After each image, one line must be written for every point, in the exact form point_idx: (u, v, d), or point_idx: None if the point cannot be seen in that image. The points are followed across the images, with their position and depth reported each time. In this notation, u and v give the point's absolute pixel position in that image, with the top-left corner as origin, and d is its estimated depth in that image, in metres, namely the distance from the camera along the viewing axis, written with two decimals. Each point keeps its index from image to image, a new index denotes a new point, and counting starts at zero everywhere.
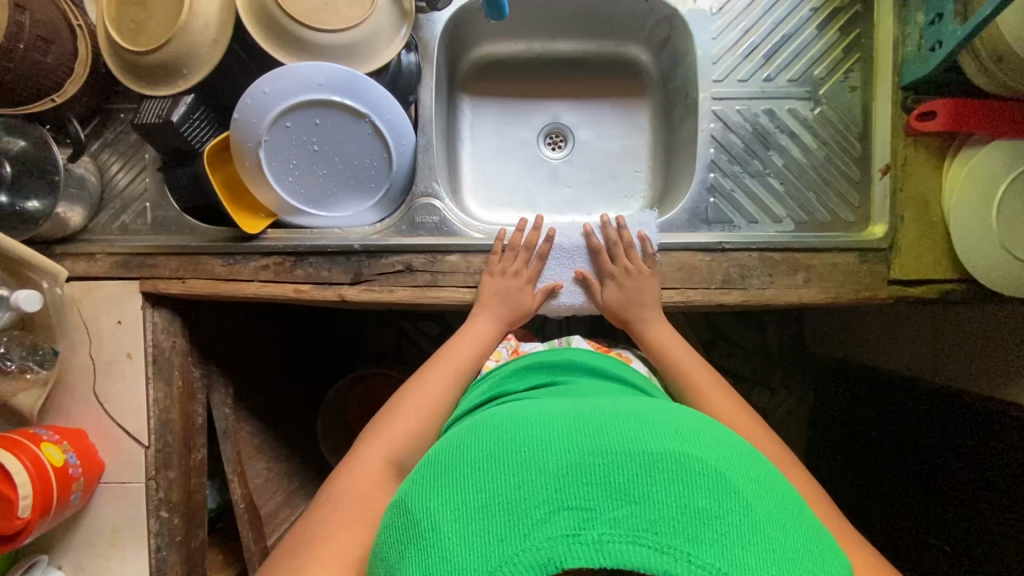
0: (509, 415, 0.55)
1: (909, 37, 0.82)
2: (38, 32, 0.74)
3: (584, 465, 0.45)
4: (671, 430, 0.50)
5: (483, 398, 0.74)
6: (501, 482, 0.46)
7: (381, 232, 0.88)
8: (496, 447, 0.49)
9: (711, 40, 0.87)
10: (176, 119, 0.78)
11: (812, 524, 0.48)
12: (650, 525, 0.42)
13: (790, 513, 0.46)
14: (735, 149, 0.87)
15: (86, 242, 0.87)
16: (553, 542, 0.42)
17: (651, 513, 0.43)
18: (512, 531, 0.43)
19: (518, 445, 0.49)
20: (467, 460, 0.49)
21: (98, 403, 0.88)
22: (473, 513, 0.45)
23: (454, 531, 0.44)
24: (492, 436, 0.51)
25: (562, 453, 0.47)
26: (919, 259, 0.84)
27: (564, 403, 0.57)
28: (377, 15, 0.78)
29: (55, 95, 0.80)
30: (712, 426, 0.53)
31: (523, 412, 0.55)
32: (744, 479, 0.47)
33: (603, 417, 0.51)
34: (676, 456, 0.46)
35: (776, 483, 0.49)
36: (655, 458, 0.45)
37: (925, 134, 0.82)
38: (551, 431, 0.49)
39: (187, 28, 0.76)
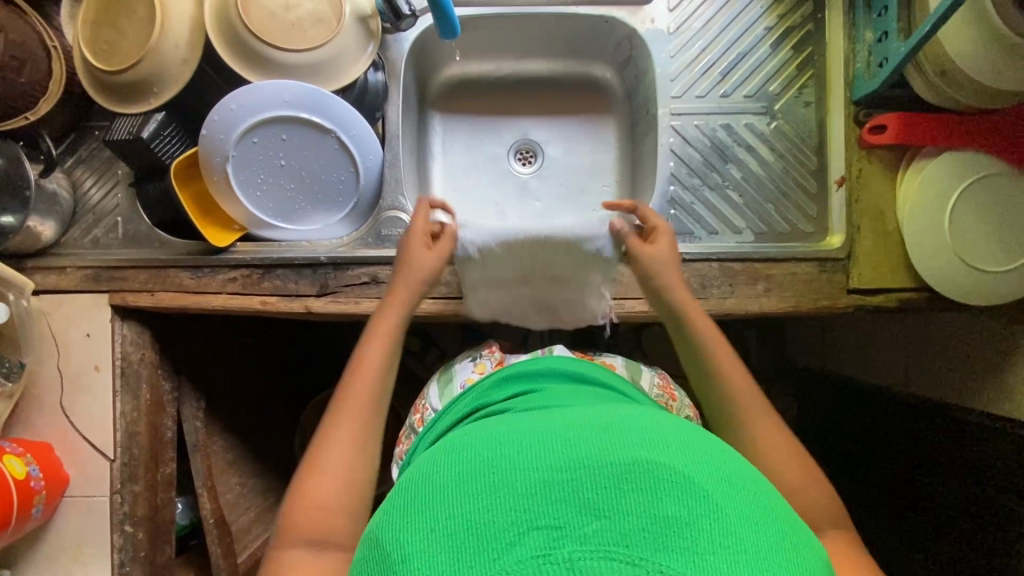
0: (481, 435, 0.53)
1: (858, 54, 0.85)
2: (11, 53, 0.77)
3: (551, 482, 0.44)
4: (640, 437, 0.48)
5: (465, 411, 0.74)
6: (469, 506, 0.44)
7: (348, 245, 0.89)
8: (464, 469, 0.48)
9: (669, 59, 0.90)
10: (146, 135, 0.80)
11: (789, 521, 0.46)
12: (621, 538, 0.40)
13: (765, 512, 0.45)
14: (694, 163, 0.89)
15: (58, 256, 0.88)
16: (523, 565, 0.39)
17: (622, 526, 0.41)
18: (480, 556, 0.40)
19: (486, 467, 0.47)
20: (435, 486, 0.47)
21: (64, 416, 0.88)
22: (441, 541, 0.42)
23: (422, 562, 0.42)
24: (460, 459, 0.50)
25: (529, 472, 0.45)
26: (876, 268, 0.86)
27: (536, 418, 0.56)
28: (342, 35, 0.81)
29: (28, 113, 0.82)
30: (682, 430, 0.52)
31: (493, 431, 0.53)
32: (716, 482, 0.45)
33: (571, 431, 0.50)
34: (645, 465, 0.44)
35: (750, 483, 0.48)
36: (623, 468, 0.44)
37: (878, 147, 0.85)
38: (518, 450, 0.48)
39: (159, 49, 0.78)
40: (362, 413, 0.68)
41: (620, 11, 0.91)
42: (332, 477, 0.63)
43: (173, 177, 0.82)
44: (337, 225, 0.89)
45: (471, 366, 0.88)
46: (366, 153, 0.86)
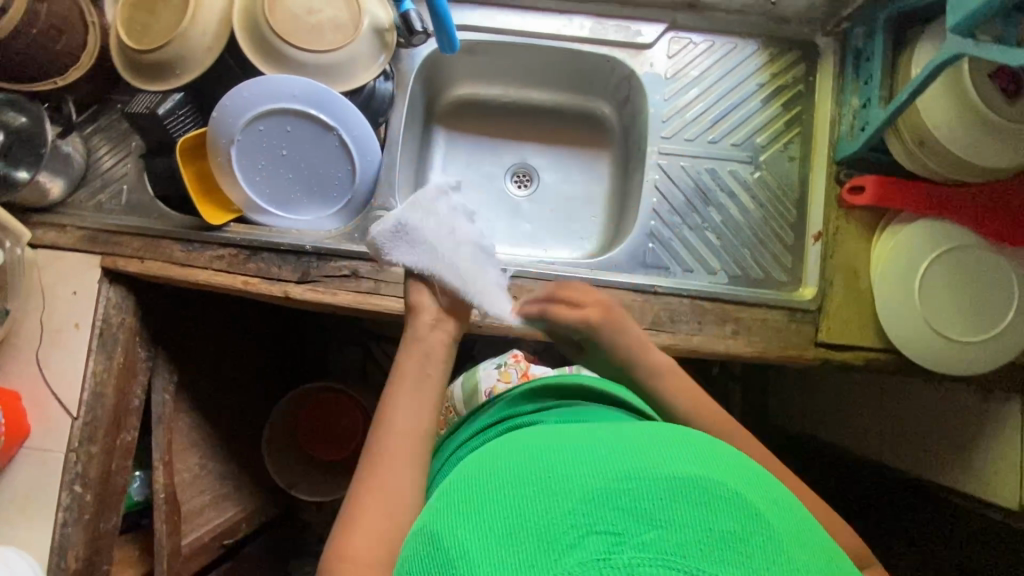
0: (531, 441, 0.52)
1: (844, 117, 0.89)
2: (51, 22, 0.83)
3: (610, 491, 0.43)
4: (691, 452, 0.47)
5: (494, 419, 0.69)
6: (526, 508, 0.43)
7: (335, 237, 0.92)
8: (517, 473, 0.47)
9: (663, 101, 0.94)
10: (162, 112, 0.85)
11: (828, 547, 0.45)
12: (678, 548, 0.39)
13: (809, 536, 0.44)
14: (677, 202, 0.92)
15: (60, 214, 0.93)
16: (585, 567, 0.39)
17: (679, 537, 0.40)
18: (541, 556, 0.40)
19: (544, 469, 0.46)
20: (491, 485, 0.46)
21: (38, 368, 0.90)
22: (502, 540, 0.41)
23: (480, 560, 0.41)
24: (511, 464, 0.49)
25: (586, 478, 0.44)
26: (846, 324, 0.87)
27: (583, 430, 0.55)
28: (357, 42, 0.87)
29: (57, 78, 0.89)
30: (727, 449, 0.51)
31: (544, 438, 0.53)
32: (769, 506, 0.44)
33: (623, 443, 0.48)
34: (701, 481, 0.43)
35: (792, 504, 0.47)
36: (679, 482, 0.43)
37: (857, 207, 0.87)
38: (571, 458, 0.47)
39: (186, 35, 0.84)
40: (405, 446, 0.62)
41: (621, 52, 0.95)
42: (378, 522, 0.56)
43: (179, 148, 0.87)
44: (327, 219, 0.93)
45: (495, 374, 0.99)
46: (362, 149, 0.90)
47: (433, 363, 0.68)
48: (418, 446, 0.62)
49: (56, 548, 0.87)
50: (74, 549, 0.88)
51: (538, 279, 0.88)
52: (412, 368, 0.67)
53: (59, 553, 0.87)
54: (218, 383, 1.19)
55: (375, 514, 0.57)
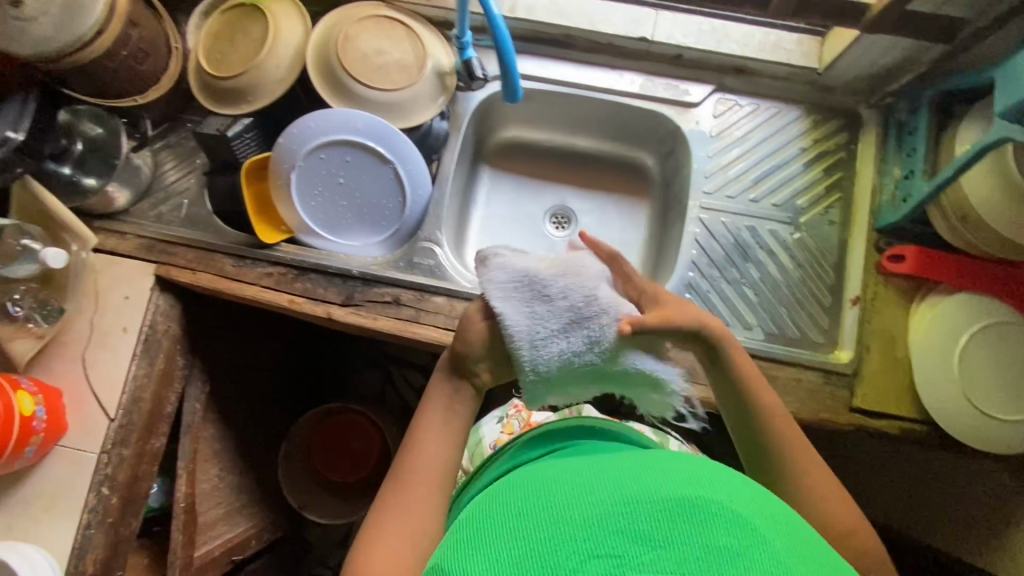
0: (531, 478, 0.55)
1: (885, 187, 0.90)
2: (140, 46, 0.88)
3: (606, 517, 0.45)
4: (683, 475, 0.50)
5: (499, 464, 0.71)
6: (529, 539, 0.46)
7: (380, 264, 0.95)
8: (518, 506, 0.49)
9: (707, 158, 0.97)
10: (230, 134, 0.89)
11: (821, 553, 0.48)
12: (678, 565, 0.42)
13: (804, 547, 0.46)
14: (716, 255, 0.93)
15: (122, 222, 0.97)
16: None
17: (677, 554, 0.42)
18: None
19: (544, 503, 0.49)
20: (495, 519, 0.49)
21: (82, 367, 0.92)
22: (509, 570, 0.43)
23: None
24: (511, 499, 0.51)
25: (583, 507, 0.47)
26: (880, 391, 0.87)
27: (579, 463, 0.57)
28: (420, 85, 0.91)
29: (137, 96, 0.92)
30: (717, 469, 0.53)
31: (543, 475, 0.55)
32: (759, 516, 0.47)
33: (616, 475, 0.51)
34: (693, 500, 0.46)
35: (784, 517, 0.49)
36: (672, 504, 0.46)
37: (897, 274, 0.88)
38: (567, 491, 0.50)
39: (262, 66, 0.90)
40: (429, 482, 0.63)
41: (669, 109, 0.98)
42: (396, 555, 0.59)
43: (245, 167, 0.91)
44: (375, 245, 0.97)
45: (498, 427, 0.96)
46: (416, 183, 0.94)
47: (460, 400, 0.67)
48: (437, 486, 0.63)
49: (77, 549, 0.87)
50: (93, 552, 0.89)
51: None
52: (441, 396, 0.67)
53: (79, 554, 0.87)
54: (243, 396, 1.20)
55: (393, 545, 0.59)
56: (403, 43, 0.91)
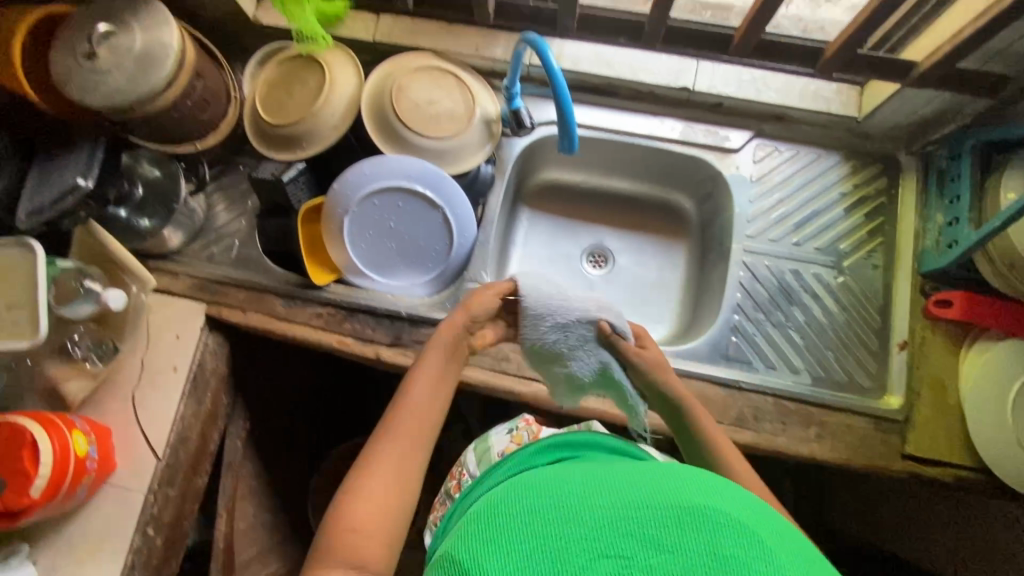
0: (541, 476, 0.54)
1: (929, 233, 0.91)
2: (204, 95, 0.91)
3: (615, 519, 0.45)
4: (694, 480, 0.49)
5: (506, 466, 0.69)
6: (538, 533, 0.45)
7: (428, 304, 0.97)
8: (530, 500, 0.49)
9: (748, 202, 0.98)
10: (285, 178, 0.92)
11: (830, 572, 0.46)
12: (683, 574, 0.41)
13: (813, 564, 0.45)
14: (760, 298, 0.94)
15: (174, 262, 0.99)
16: None
17: (684, 561, 0.42)
18: None
19: (554, 498, 0.48)
20: (503, 511, 0.48)
21: (132, 406, 0.93)
22: (517, 563, 0.43)
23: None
24: (521, 493, 0.50)
25: (594, 505, 0.46)
26: (932, 438, 0.86)
27: (589, 465, 0.56)
28: (469, 133, 0.94)
29: (196, 142, 0.96)
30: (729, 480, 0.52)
31: (553, 474, 0.54)
32: (769, 531, 0.46)
33: (628, 475, 0.50)
34: (704, 508, 0.45)
35: (793, 534, 0.48)
36: (681, 510, 0.45)
37: (944, 319, 0.88)
38: (578, 489, 0.49)
39: (318, 114, 0.93)
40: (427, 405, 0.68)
41: (710, 154, 1.00)
42: (380, 501, 0.60)
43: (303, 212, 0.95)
44: (419, 289, 0.98)
45: (507, 436, 0.93)
46: (463, 229, 0.96)
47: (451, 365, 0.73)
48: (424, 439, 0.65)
49: None
50: None
51: None
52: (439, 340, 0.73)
53: None
54: (279, 433, 1.20)
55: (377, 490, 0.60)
56: (453, 93, 0.94)
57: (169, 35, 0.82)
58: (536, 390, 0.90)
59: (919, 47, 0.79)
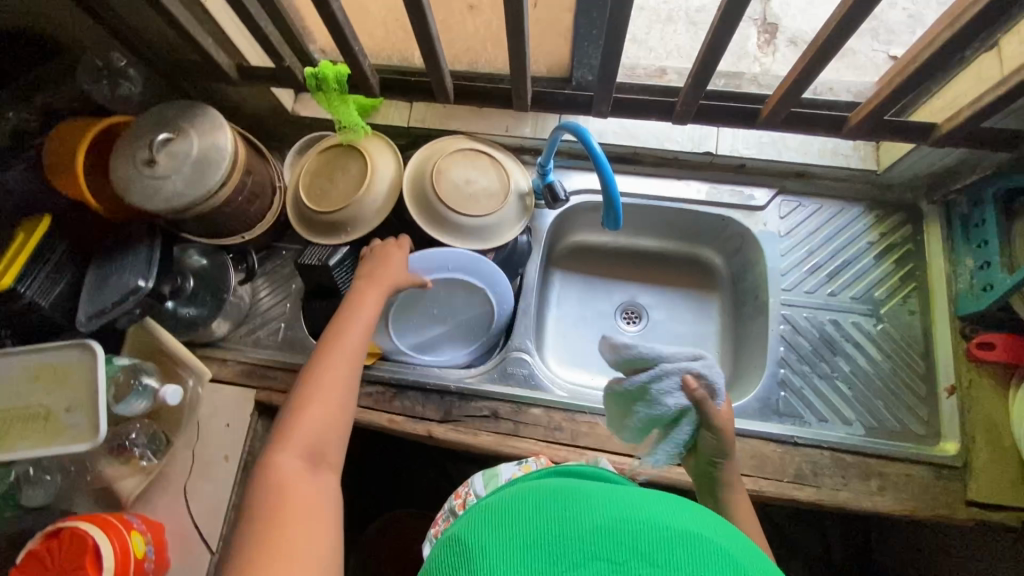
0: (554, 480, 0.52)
1: (960, 276, 0.94)
2: (253, 190, 0.96)
3: (614, 527, 0.43)
4: (705, 517, 0.47)
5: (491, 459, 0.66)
6: (536, 529, 0.44)
7: (475, 377, 0.97)
8: (533, 501, 0.47)
9: (780, 256, 1.01)
10: (332, 262, 0.94)
11: None
12: None
13: None
14: (804, 350, 0.96)
15: (222, 349, 1.01)
16: None
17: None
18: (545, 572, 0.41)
19: (564, 499, 0.47)
20: (510, 503, 0.47)
21: (184, 499, 0.92)
22: (518, 551, 0.42)
23: (490, 560, 0.42)
24: (526, 493, 0.49)
25: (595, 514, 0.44)
26: (993, 482, 0.85)
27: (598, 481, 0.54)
28: (506, 209, 0.98)
29: (244, 234, 0.99)
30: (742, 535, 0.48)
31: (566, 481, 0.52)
32: None
33: (633, 494, 0.48)
34: (703, 537, 0.43)
35: None
36: (678, 532, 0.43)
37: (988, 361, 0.90)
38: (584, 496, 0.47)
39: (362, 200, 0.96)
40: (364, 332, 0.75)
41: (737, 212, 1.04)
42: (320, 421, 0.66)
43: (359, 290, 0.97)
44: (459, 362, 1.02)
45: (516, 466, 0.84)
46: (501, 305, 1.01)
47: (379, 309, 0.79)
48: (356, 366, 0.71)
49: None
50: None
51: None
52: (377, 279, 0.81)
53: None
54: None
55: (318, 404, 0.67)
56: (489, 171, 0.99)
57: (226, 139, 0.87)
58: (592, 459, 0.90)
59: (934, 108, 0.84)
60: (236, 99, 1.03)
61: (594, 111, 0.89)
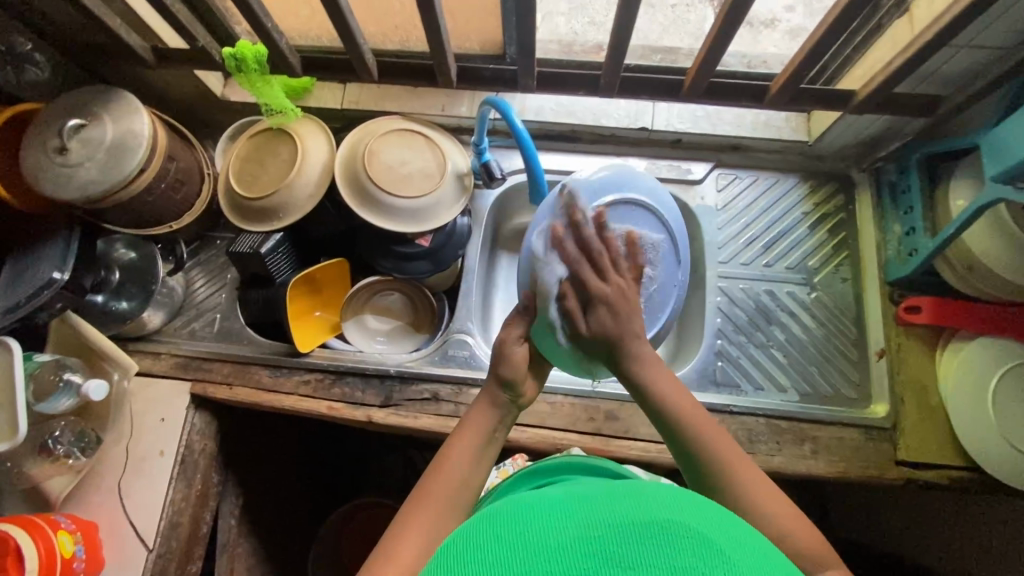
0: (509, 501, 0.49)
1: (889, 242, 0.96)
2: (177, 176, 0.92)
3: (582, 536, 0.40)
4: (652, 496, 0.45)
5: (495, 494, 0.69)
6: (506, 554, 0.40)
7: (416, 360, 0.97)
8: (497, 523, 0.44)
9: (717, 230, 1.02)
10: (264, 250, 0.92)
11: None
12: None
13: None
14: (740, 321, 0.97)
15: (155, 343, 0.98)
16: None
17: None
18: None
19: (519, 519, 0.44)
20: (469, 538, 0.44)
21: (118, 497, 0.90)
22: None
23: None
24: (482, 518, 0.46)
25: (554, 529, 0.42)
26: (921, 441, 0.88)
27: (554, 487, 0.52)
28: (442, 189, 0.96)
29: (172, 222, 0.95)
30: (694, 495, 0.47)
31: (519, 499, 0.49)
32: (734, 545, 0.41)
33: (595, 494, 0.46)
34: (661, 521, 0.41)
35: (759, 546, 0.43)
36: (645, 526, 0.40)
37: (916, 325, 0.92)
38: (548, 506, 0.45)
39: (291, 184, 0.93)
40: (466, 477, 0.60)
41: (675, 187, 1.04)
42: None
43: (295, 281, 0.94)
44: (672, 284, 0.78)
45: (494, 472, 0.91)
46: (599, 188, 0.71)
47: (503, 426, 0.65)
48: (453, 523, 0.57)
49: None
50: None
51: (613, 401, 0.92)
52: (487, 408, 0.65)
53: None
54: (276, 504, 1.16)
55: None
56: (423, 152, 0.96)
57: (142, 124, 0.83)
58: (533, 436, 0.90)
59: (854, 77, 0.86)
60: (158, 84, 0.99)
61: (519, 86, 0.89)
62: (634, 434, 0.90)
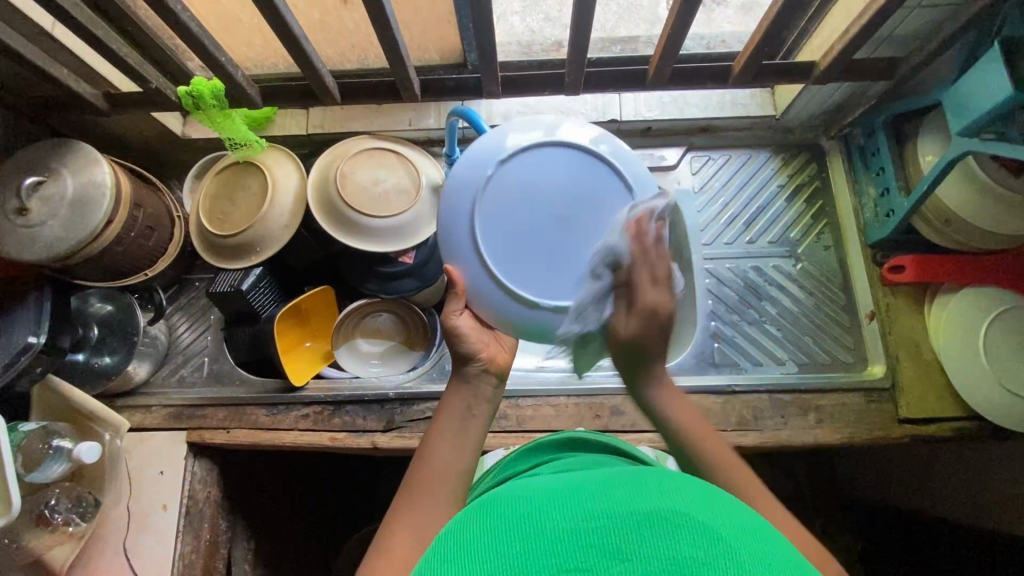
0: (498, 496, 0.46)
1: (866, 206, 0.97)
2: (146, 223, 0.90)
3: (572, 535, 0.37)
4: (655, 485, 0.41)
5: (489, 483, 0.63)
6: (493, 558, 0.37)
7: (413, 379, 0.97)
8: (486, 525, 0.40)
9: (697, 213, 1.02)
10: (246, 287, 0.89)
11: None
12: None
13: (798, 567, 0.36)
14: (730, 301, 0.98)
15: (144, 395, 0.96)
16: None
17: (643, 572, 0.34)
18: None
19: (508, 518, 0.40)
20: (456, 539, 0.40)
21: (126, 558, 0.87)
22: None
23: None
24: (472, 518, 0.43)
25: (547, 526, 0.38)
26: (921, 397, 0.89)
27: (554, 477, 0.49)
28: (419, 204, 0.94)
29: (147, 269, 0.94)
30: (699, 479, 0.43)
31: (512, 493, 0.45)
32: (741, 534, 0.37)
33: (596, 485, 0.42)
34: (660, 510, 0.38)
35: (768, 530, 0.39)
36: (645, 515, 0.37)
37: (901, 283, 0.93)
38: (536, 505, 0.41)
39: (266, 217, 0.90)
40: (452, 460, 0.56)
41: None
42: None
43: (283, 312, 0.92)
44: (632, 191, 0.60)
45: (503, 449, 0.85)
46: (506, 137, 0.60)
47: (479, 400, 0.61)
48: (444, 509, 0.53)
49: None
50: None
51: (616, 395, 0.91)
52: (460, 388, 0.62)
53: None
54: (287, 542, 1.14)
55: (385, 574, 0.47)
56: (396, 169, 0.94)
57: (103, 174, 0.81)
58: None
59: (812, 48, 0.87)
60: (115, 132, 0.97)
61: (484, 93, 0.89)
62: (640, 426, 0.90)
